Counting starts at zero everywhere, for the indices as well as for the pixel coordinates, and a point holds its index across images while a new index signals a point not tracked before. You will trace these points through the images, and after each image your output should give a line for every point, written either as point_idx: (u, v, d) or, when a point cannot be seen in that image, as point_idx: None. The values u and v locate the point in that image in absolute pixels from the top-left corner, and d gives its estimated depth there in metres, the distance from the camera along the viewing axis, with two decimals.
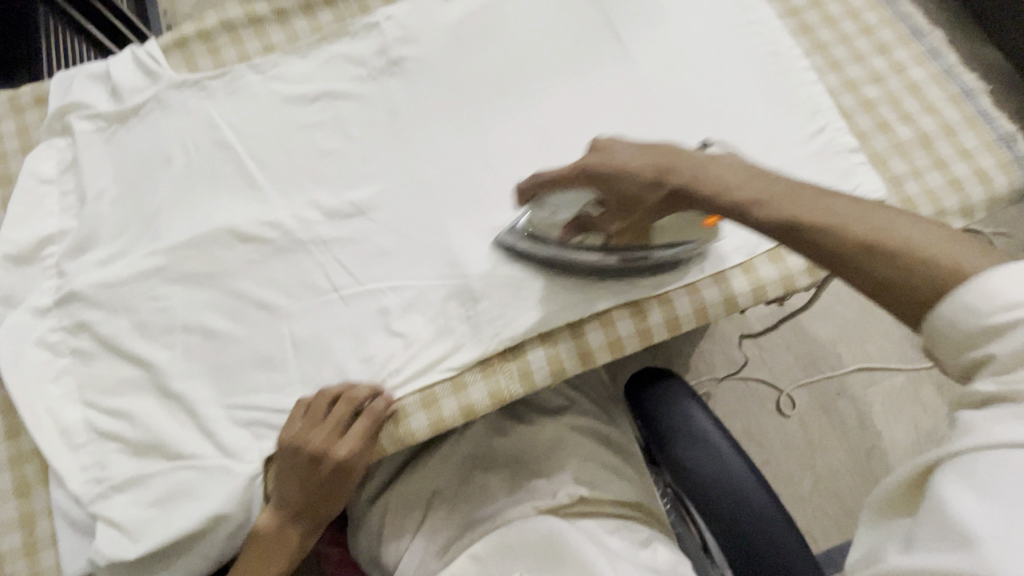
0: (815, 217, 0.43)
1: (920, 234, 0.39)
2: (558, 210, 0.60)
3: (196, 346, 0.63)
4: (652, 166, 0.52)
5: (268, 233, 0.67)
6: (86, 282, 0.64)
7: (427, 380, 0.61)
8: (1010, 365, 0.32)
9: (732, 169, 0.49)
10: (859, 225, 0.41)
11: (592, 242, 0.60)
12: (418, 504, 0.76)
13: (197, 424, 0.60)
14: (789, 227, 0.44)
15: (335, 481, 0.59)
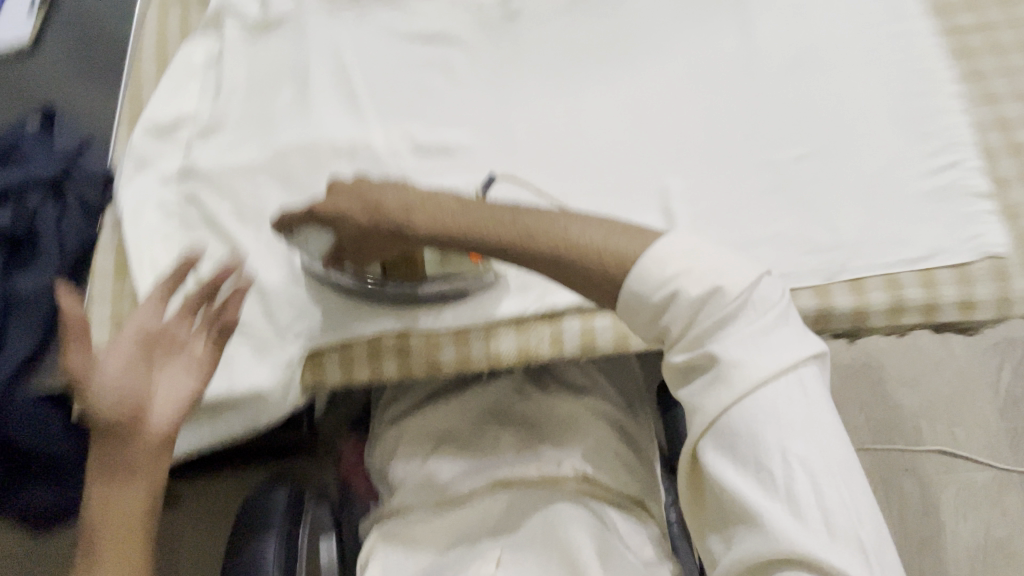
0: (456, 221, 0.52)
1: (595, 233, 0.49)
2: (312, 241, 0.63)
3: (276, 240, 0.69)
4: (516, 218, 0.51)
5: (360, 154, 0.72)
6: (204, 162, 0.73)
7: (463, 320, 0.63)
8: (698, 346, 0.45)
9: (445, 210, 0.53)
10: (567, 226, 0.49)
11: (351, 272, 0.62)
12: (432, 438, 0.80)
13: (263, 305, 0.67)
14: (508, 244, 0.50)
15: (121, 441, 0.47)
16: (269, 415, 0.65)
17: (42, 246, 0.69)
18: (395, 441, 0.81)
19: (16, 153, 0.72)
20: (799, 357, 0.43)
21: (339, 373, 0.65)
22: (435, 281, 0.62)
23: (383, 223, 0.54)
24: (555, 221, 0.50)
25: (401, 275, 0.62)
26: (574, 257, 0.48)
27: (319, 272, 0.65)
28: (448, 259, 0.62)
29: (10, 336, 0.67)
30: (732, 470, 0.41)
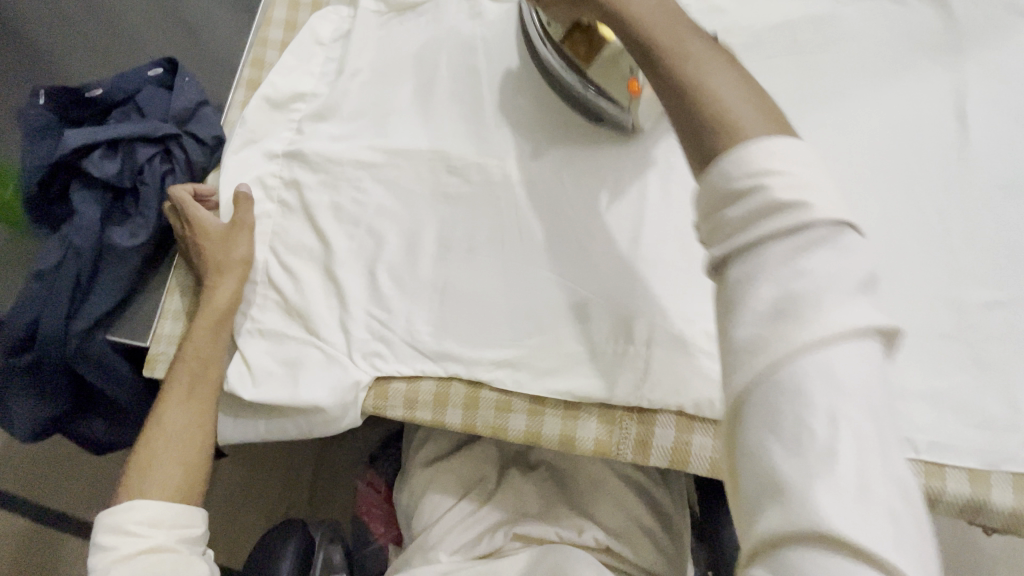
0: (695, 77, 0.37)
1: (778, 140, 0.34)
2: (539, 4, 0.59)
3: (368, 249, 0.66)
4: (680, 43, 0.39)
5: (472, 175, 0.66)
6: (312, 148, 0.69)
7: (543, 389, 0.57)
8: (749, 251, 0.32)
9: (645, 9, 0.41)
10: (744, 116, 0.35)
11: (551, 35, 0.61)
12: (461, 482, 0.79)
13: (341, 315, 0.64)
14: (705, 124, 0.36)
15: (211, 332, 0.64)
16: (323, 430, 0.63)
17: (143, 201, 0.68)
18: (424, 483, 0.80)
19: (133, 98, 0.71)
20: (818, 210, 0.31)
21: (401, 408, 0.61)
22: (584, 78, 0.60)
23: (563, 5, 0.50)
24: (699, 53, 0.38)
25: (571, 51, 0.60)
26: (717, 134, 0.36)
27: (534, 35, 0.62)
28: (615, 63, 0.58)
29: (98, 285, 0.67)
30: (780, 452, 0.28)
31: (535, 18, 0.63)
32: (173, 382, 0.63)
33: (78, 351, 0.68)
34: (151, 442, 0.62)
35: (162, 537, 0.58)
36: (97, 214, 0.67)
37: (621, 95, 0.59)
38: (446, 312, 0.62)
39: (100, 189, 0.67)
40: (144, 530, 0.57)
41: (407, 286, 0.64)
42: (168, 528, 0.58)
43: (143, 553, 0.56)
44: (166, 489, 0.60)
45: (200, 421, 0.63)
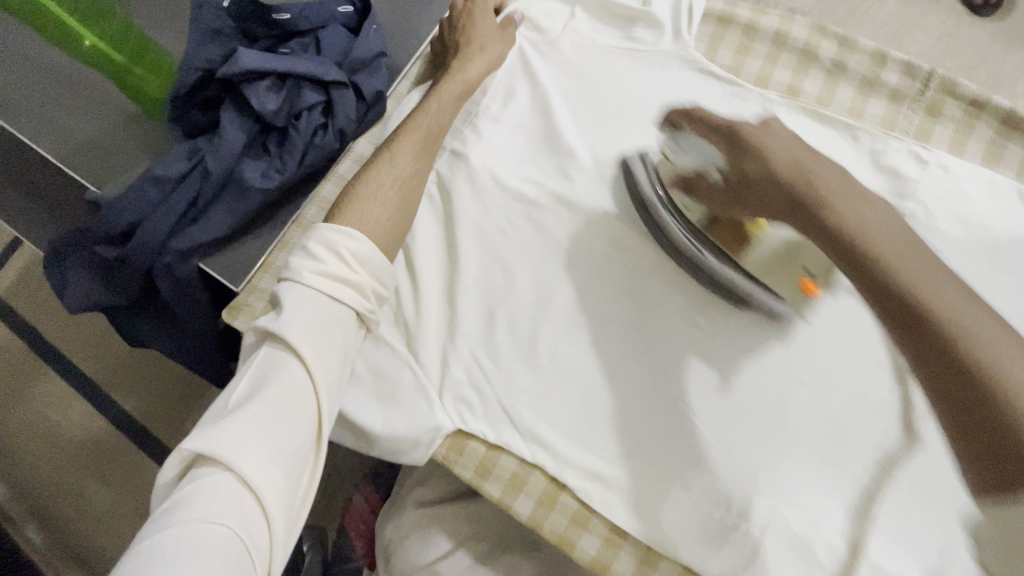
0: (939, 307, 0.38)
1: (974, 319, 0.37)
2: (684, 149, 0.55)
3: (495, 289, 0.61)
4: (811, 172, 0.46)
5: (634, 258, 0.60)
6: (479, 159, 0.64)
7: (629, 522, 0.52)
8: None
9: (856, 220, 0.43)
10: (915, 270, 0.40)
11: (686, 216, 0.57)
12: (461, 539, 0.73)
13: (446, 346, 0.59)
14: (906, 313, 0.38)
15: (423, 140, 0.61)
16: (382, 454, 0.58)
17: (286, 147, 0.62)
18: (413, 525, 0.75)
19: (316, 34, 0.65)
20: None
21: (472, 473, 0.56)
22: (736, 268, 0.55)
23: (755, 185, 0.48)
24: (892, 244, 0.41)
25: (719, 242, 0.56)
26: (873, 265, 0.41)
27: (643, 175, 0.60)
28: (785, 263, 0.54)
29: (211, 212, 0.63)
30: None
31: (641, 159, 0.61)
32: (405, 142, 0.60)
33: (165, 269, 0.64)
34: (377, 176, 0.58)
35: (351, 299, 0.50)
36: (239, 143, 0.62)
37: (794, 298, 0.55)
38: (553, 393, 0.57)
39: (251, 118, 0.63)
40: (343, 262, 0.51)
41: (523, 348, 0.59)
42: (369, 271, 0.52)
43: (295, 352, 0.46)
44: (363, 227, 0.54)
45: (405, 202, 0.58)
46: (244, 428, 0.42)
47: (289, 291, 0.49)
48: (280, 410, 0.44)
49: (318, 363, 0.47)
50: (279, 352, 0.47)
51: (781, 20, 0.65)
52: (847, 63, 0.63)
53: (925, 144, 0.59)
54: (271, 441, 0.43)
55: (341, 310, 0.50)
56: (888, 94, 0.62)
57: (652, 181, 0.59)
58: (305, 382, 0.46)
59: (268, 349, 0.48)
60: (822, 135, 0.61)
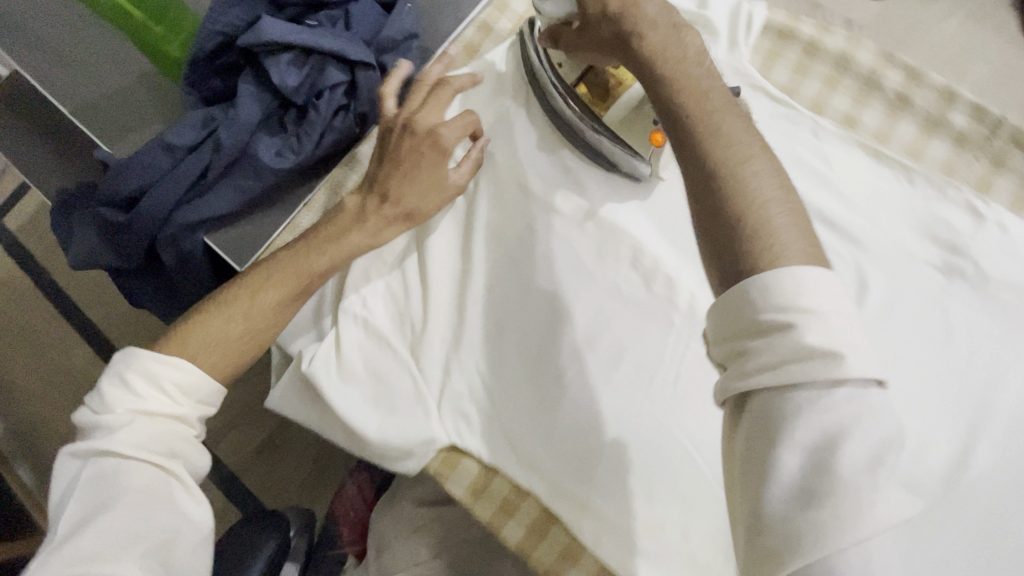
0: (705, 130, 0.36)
1: (833, 307, 0.31)
2: (548, 1, 0.51)
3: (507, 301, 0.57)
4: (744, 164, 0.35)
5: (658, 283, 0.56)
6: (506, 158, 0.60)
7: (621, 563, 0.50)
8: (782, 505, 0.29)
9: (753, 202, 0.34)
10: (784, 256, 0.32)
11: (559, 76, 0.57)
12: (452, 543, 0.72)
13: (451, 353, 0.57)
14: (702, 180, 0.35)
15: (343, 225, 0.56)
16: (373, 459, 0.56)
17: (303, 127, 0.58)
18: (408, 523, 0.73)
19: (346, 7, 0.60)
20: (851, 365, 0.29)
21: (463, 490, 0.53)
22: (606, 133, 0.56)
23: (665, 112, 0.39)
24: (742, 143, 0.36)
25: (582, 95, 0.57)
26: (748, 241, 0.33)
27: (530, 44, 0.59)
28: (636, 117, 0.57)
29: (219, 188, 0.60)
30: None
31: (531, 30, 0.59)
32: (286, 262, 0.54)
33: (172, 240, 0.62)
34: (233, 301, 0.53)
35: (185, 409, 0.49)
36: (256, 118, 0.58)
37: (642, 147, 0.56)
38: (554, 419, 0.54)
39: (270, 92, 0.59)
40: (172, 392, 0.48)
41: (529, 366, 0.56)
42: (195, 403, 0.50)
43: (146, 437, 0.46)
44: (210, 355, 0.51)
45: (282, 307, 0.54)
46: (119, 523, 0.43)
47: (106, 403, 0.47)
48: (146, 499, 0.44)
49: (160, 458, 0.46)
50: (114, 463, 0.45)
51: (847, 42, 0.60)
52: (913, 97, 0.58)
53: (987, 195, 0.55)
54: (148, 528, 0.44)
55: (185, 412, 0.49)
56: (954, 135, 0.57)
57: (569, 101, 0.57)
58: (156, 471, 0.46)
59: (73, 450, 0.46)
60: (876, 172, 0.57)
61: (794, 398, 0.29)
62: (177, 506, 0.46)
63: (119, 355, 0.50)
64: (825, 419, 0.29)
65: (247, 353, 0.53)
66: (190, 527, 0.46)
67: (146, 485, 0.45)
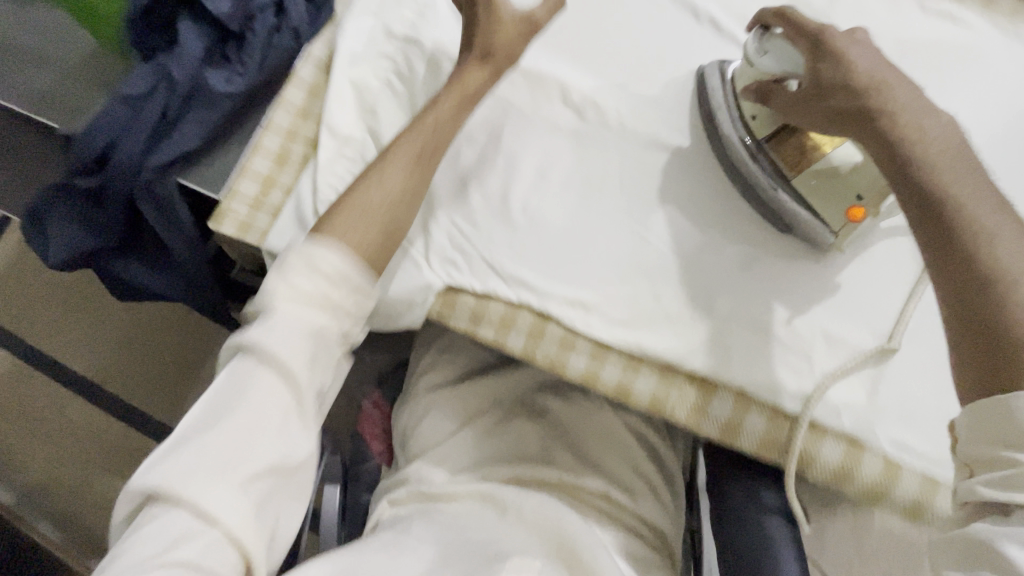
0: (930, 170, 0.44)
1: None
2: (768, 53, 0.55)
3: (465, 160, 0.65)
4: (884, 81, 0.47)
5: (588, 113, 0.65)
6: (432, 41, 0.68)
7: (611, 337, 0.58)
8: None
9: (946, 168, 0.44)
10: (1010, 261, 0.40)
11: (755, 133, 0.59)
12: (469, 410, 0.81)
13: (426, 214, 0.64)
14: (933, 212, 0.43)
15: (432, 124, 0.58)
16: (379, 323, 0.63)
17: (246, 51, 0.65)
18: (425, 406, 0.82)
19: None
20: None
21: (465, 322, 0.61)
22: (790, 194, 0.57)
23: (829, 96, 0.49)
24: (962, 180, 0.43)
25: (780, 160, 0.58)
26: (970, 235, 0.42)
27: (716, 83, 0.62)
28: (833, 180, 0.56)
29: (180, 124, 0.66)
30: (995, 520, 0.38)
31: (720, 72, 0.63)
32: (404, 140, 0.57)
33: (146, 186, 0.67)
34: (359, 195, 0.55)
35: (303, 373, 0.47)
36: (199, 52, 0.64)
37: (835, 222, 0.56)
38: (529, 242, 0.62)
39: (207, 26, 0.65)
40: (326, 281, 0.49)
41: (498, 208, 0.64)
42: (352, 287, 0.50)
43: (275, 369, 0.46)
44: (348, 239, 0.53)
45: (400, 203, 0.56)
46: (235, 450, 0.44)
47: (268, 298, 0.48)
48: (261, 430, 0.45)
49: (286, 384, 0.47)
50: (251, 375, 0.46)
51: None
52: None
53: None
54: (252, 461, 0.44)
55: (328, 330, 0.49)
56: None
57: (734, 126, 0.60)
58: (274, 394, 0.46)
59: (236, 362, 0.47)
60: None
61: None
62: (284, 447, 0.46)
63: (275, 264, 0.50)
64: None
65: (382, 248, 0.55)
66: (293, 467, 0.46)
67: (263, 425, 0.45)
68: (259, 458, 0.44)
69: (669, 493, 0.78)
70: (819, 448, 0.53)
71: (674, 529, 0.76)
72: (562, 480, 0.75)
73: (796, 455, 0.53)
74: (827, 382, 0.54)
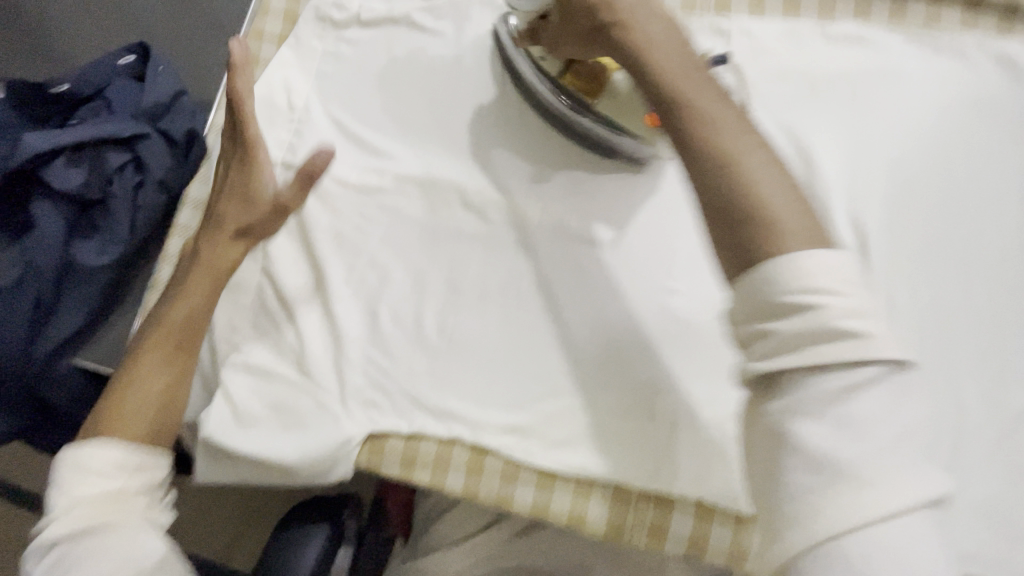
0: (682, 98, 0.39)
1: (779, 199, 0.36)
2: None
3: (371, 288, 0.60)
4: (689, 86, 0.40)
5: (490, 212, 0.60)
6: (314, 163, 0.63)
7: (553, 463, 0.53)
8: (781, 345, 0.34)
9: (776, 186, 0.36)
10: (793, 235, 0.35)
11: (574, 95, 0.59)
12: (486, 517, 0.78)
13: (338, 354, 0.59)
14: (666, 107, 0.40)
15: (240, 194, 0.60)
16: (312, 485, 0.58)
17: (112, 218, 0.60)
18: (447, 502, 0.82)
19: (104, 94, 0.62)
20: (883, 346, 0.33)
21: (398, 469, 0.56)
22: (630, 138, 0.58)
23: (575, 17, 0.46)
24: (740, 141, 0.38)
25: (574, 89, 0.59)
26: (706, 151, 0.38)
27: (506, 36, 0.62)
28: (628, 109, 0.58)
29: (59, 310, 0.60)
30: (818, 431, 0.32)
31: (507, 26, 0.62)
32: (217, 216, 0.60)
33: (40, 379, 0.62)
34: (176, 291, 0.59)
35: (121, 480, 0.48)
36: (60, 229, 0.59)
37: (637, 126, 0.58)
38: (451, 367, 0.57)
39: (64, 200, 0.59)
40: (108, 478, 0.47)
41: (412, 333, 0.59)
42: (132, 471, 0.49)
43: (105, 456, 0.48)
44: (122, 433, 0.50)
45: (180, 333, 0.57)
46: (102, 553, 0.44)
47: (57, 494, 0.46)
48: (109, 549, 0.44)
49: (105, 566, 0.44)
50: (60, 552, 0.45)
51: None
52: None
53: (725, 15, 0.61)
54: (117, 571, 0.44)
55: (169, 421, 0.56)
56: None
57: (561, 99, 0.59)
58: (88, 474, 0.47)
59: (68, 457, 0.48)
60: None
61: (823, 392, 0.33)
62: (128, 552, 0.45)
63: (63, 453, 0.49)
64: (867, 425, 0.32)
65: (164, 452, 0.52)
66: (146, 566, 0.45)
67: (111, 522, 0.46)
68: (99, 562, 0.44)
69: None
70: None
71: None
72: None
73: None
74: None
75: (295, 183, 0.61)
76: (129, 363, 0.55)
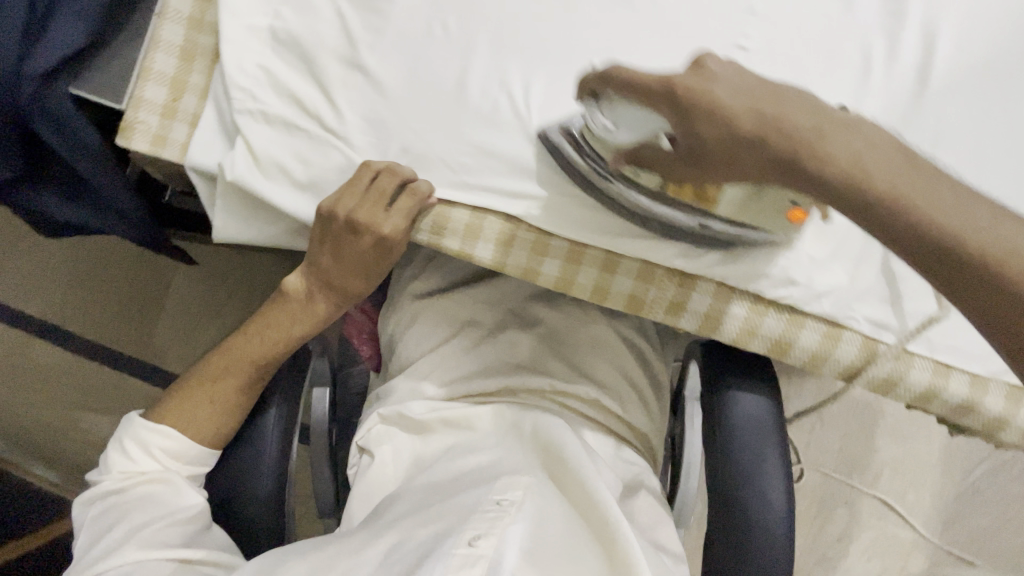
0: (920, 205, 0.34)
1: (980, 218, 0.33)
2: (618, 125, 0.46)
3: (409, 45, 0.55)
4: None
5: None
6: None
7: (582, 234, 0.53)
8: None
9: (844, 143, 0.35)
10: (874, 159, 0.35)
11: (641, 183, 0.49)
12: (453, 320, 0.79)
13: (368, 110, 0.55)
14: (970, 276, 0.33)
15: (362, 249, 0.55)
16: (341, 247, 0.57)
17: None
18: (412, 312, 0.80)
19: None
20: None
21: (426, 235, 0.56)
22: (715, 217, 0.49)
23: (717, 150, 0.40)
24: (928, 182, 0.34)
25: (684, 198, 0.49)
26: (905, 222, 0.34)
27: (559, 140, 0.51)
28: (763, 198, 0.48)
29: (55, 17, 0.55)
30: None
31: (566, 133, 0.51)
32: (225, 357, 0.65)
33: (31, 99, 0.57)
34: (196, 387, 0.64)
35: (174, 466, 0.62)
36: None
37: (775, 225, 0.49)
38: (488, 135, 0.54)
39: None
40: (156, 456, 0.62)
41: (450, 96, 0.55)
42: (183, 462, 0.62)
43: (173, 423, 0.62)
44: (184, 425, 0.62)
45: (226, 398, 0.63)
46: (130, 518, 0.57)
47: (125, 442, 0.62)
48: (152, 498, 0.59)
49: (161, 503, 0.59)
50: (103, 507, 0.59)
51: None
52: None
53: None
54: (154, 518, 0.57)
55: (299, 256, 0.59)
56: None
57: (588, 157, 0.50)
58: (145, 451, 0.62)
59: (127, 421, 0.63)
60: None
61: None
62: (169, 505, 0.59)
63: (123, 425, 0.63)
64: None
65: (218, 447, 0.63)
66: (186, 511, 0.58)
67: (164, 482, 0.60)
68: (161, 496, 0.59)
69: (657, 403, 0.77)
70: (798, 335, 0.52)
71: (658, 434, 0.76)
72: (546, 390, 0.73)
73: (774, 342, 0.52)
74: (816, 266, 0.52)
75: (405, 218, 0.53)
76: (206, 374, 0.65)
